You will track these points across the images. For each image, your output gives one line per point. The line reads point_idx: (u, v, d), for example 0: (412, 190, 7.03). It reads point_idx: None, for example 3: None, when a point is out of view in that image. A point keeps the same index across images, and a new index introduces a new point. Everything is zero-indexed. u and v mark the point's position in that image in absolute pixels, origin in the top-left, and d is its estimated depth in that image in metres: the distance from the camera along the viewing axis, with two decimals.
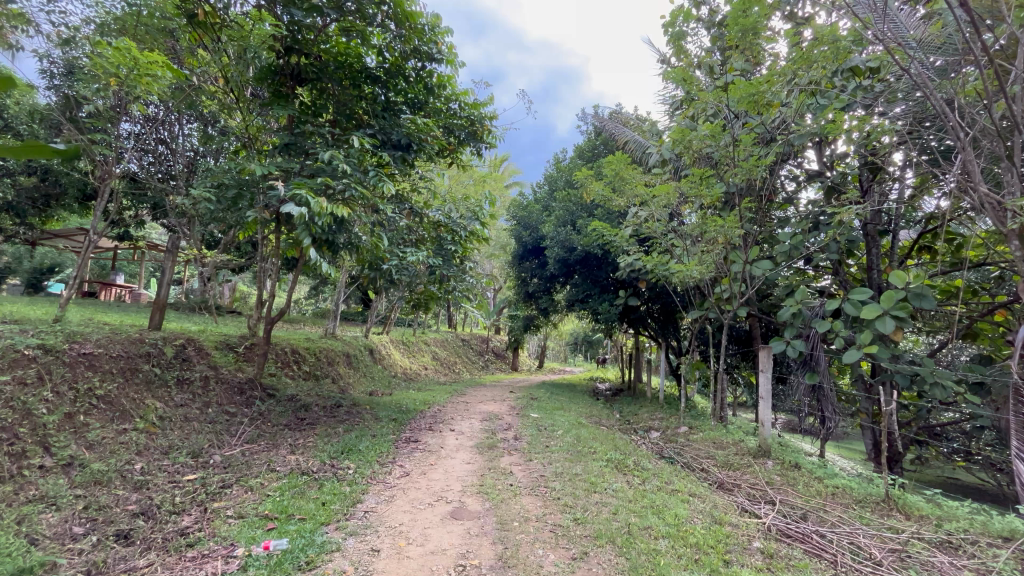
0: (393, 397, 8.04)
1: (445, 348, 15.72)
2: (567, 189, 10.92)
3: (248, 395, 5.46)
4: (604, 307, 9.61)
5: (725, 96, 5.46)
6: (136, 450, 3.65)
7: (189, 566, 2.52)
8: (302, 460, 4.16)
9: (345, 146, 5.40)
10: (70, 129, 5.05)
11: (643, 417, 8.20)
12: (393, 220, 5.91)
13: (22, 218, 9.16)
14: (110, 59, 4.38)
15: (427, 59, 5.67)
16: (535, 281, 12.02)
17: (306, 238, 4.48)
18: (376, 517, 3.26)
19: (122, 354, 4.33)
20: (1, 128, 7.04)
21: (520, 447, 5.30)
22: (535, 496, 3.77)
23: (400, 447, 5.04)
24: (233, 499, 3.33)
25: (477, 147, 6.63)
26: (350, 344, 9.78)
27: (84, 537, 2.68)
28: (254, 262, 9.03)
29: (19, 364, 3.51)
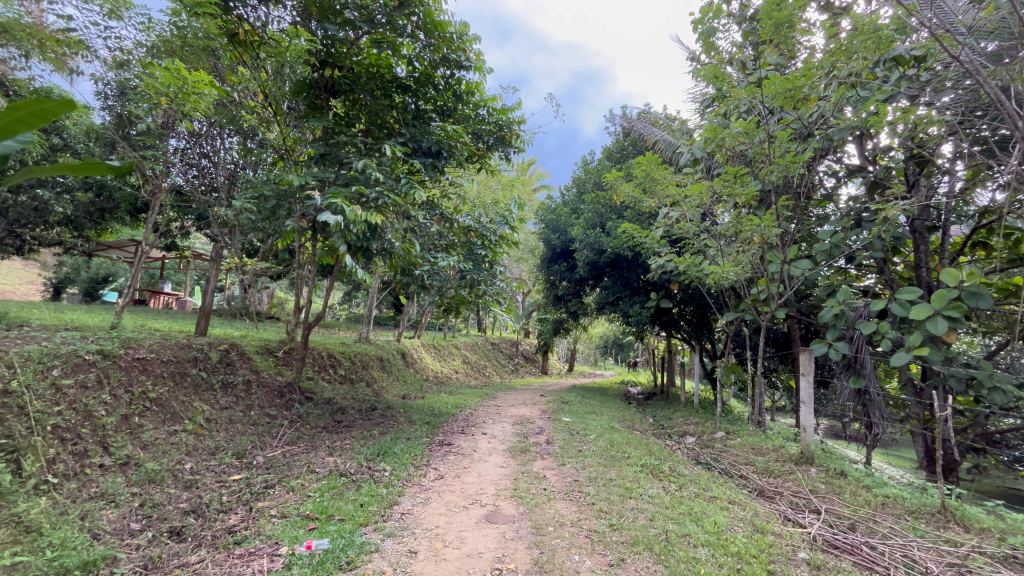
0: (426, 400, 8.16)
1: (475, 352, 15.81)
2: (595, 191, 10.86)
3: (288, 398, 5.65)
4: (635, 310, 9.48)
5: (759, 92, 5.31)
6: (185, 450, 3.82)
7: (238, 563, 2.62)
8: (340, 462, 4.26)
9: (378, 155, 5.52)
10: (123, 147, 5.35)
11: (677, 422, 8.02)
12: (424, 226, 6.00)
13: (80, 230, 9.75)
14: (160, 80, 4.63)
15: (455, 67, 5.76)
16: (564, 284, 11.97)
17: (342, 245, 4.63)
18: (413, 519, 3.31)
19: (172, 359, 4.54)
20: (61, 148, 7.52)
21: (553, 451, 5.27)
22: (570, 500, 3.74)
23: (434, 450, 5.09)
24: (276, 500, 3.44)
25: (506, 152, 6.68)
26: (383, 348, 9.98)
27: (141, 533, 2.83)
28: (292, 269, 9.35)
29: (80, 368, 3.64)
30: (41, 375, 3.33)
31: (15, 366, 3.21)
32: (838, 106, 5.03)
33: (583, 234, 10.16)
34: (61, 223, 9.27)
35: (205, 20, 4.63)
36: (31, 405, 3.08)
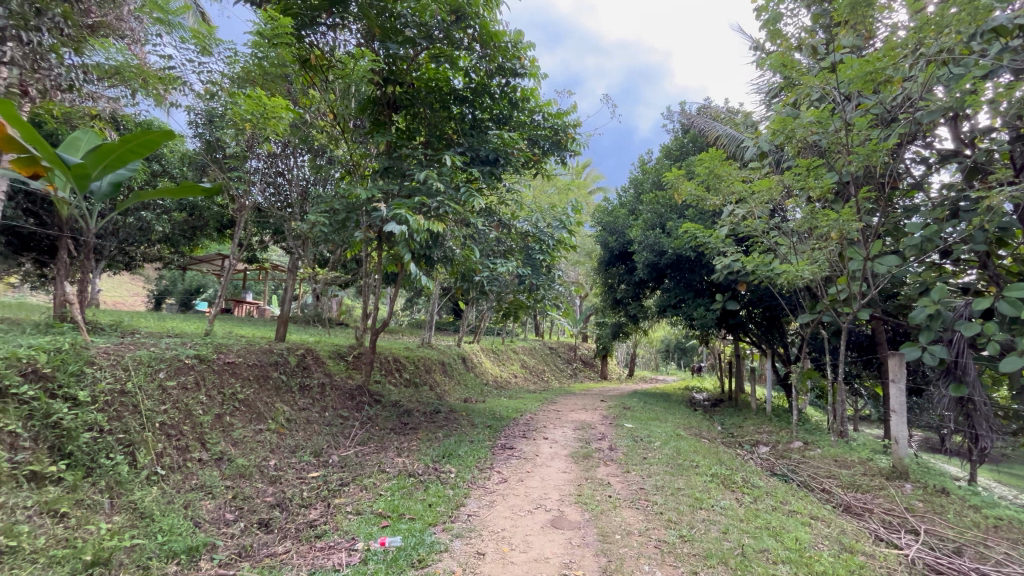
0: (487, 404, 8.28)
1: (533, 357, 15.84)
2: (654, 191, 10.59)
3: (358, 401, 5.94)
4: (699, 313, 9.11)
5: (833, 78, 4.96)
6: (269, 448, 4.14)
7: (319, 555, 2.79)
8: (408, 462, 4.43)
9: (438, 165, 5.70)
10: (214, 169, 5.89)
11: (748, 430, 7.59)
12: (483, 233, 6.10)
13: (177, 246, 10.81)
14: (244, 107, 5.06)
15: (511, 75, 5.86)
16: (623, 287, 11.74)
17: (406, 253, 4.83)
18: (479, 521, 3.36)
19: (257, 362, 4.90)
20: (161, 173, 8.40)
21: (616, 457, 5.17)
22: (636, 509, 3.65)
23: (497, 453, 5.17)
24: (351, 497, 3.62)
25: (562, 156, 6.68)
26: (444, 352, 10.25)
27: (235, 523, 3.08)
28: (359, 278, 9.87)
29: (182, 370, 3.98)
30: (151, 376, 3.66)
31: (130, 368, 3.53)
32: (927, 87, 4.59)
33: (642, 235, 9.91)
34: (161, 241, 10.32)
35: (282, 50, 5.02)
36: (143, 403, 3.41)
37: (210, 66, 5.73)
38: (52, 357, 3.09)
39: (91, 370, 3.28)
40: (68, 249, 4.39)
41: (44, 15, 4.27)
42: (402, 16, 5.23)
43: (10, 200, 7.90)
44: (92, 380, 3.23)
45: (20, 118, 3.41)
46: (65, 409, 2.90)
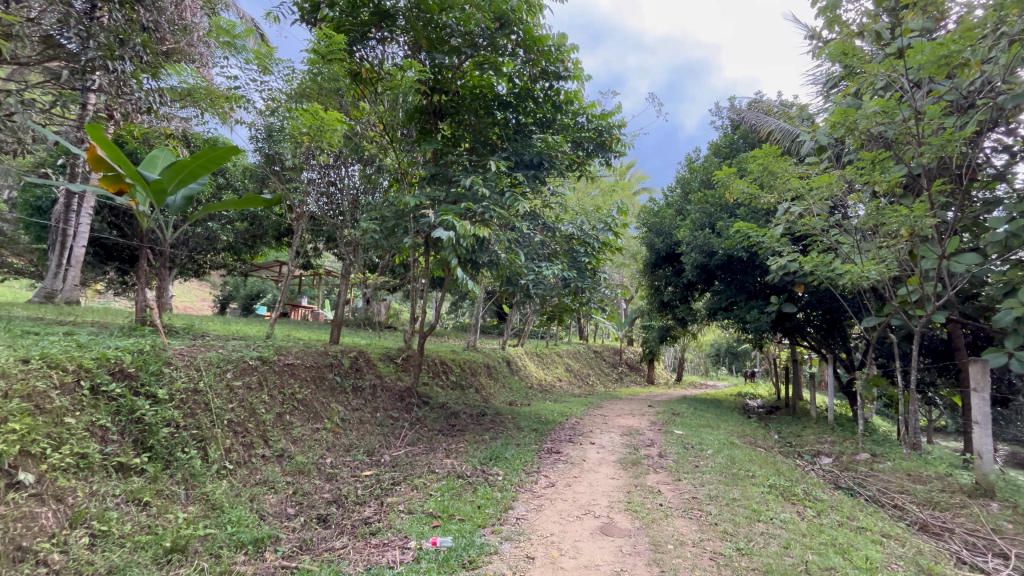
0: (533, 408, 8.27)
1: (578, 361, 15.68)
2: (702, 190, 10.27)
3: (407, 402, 6.11)
4: (753, 315, 8.73)
5: (900, 64, 4.64)
6: (325, 446, 4.33)
7: (374, 552, 2.88)
8: (457, 464, 4.50)
9: (483, 170, 5.78)
10: (274, 181, 6.24)
11: (809, 440, 7.18)
12: (528, 237, 6.04)
13: (239, 254, 11.49)
14: (300, 122, 5.32)
15: (555, 78, 5.89)
16: (670, 289, 11.44)
17: (453, 258, 4.93)
18: (528, 525, 3.36)
19: (314, 363, 5.13)
20: (225, 186, 8.96)
21: (666, 465, 5.02)
22: (689, 518, 3.54)
23: (543, 457, 5.15)
24: (402, 496, 3.72)
25: (607, 158, 6.63)
26: (489, 355, 10.36)
27: (296, 517, 3.23)
28: (406, 282, 10.16)
29: (247, 371, 4.23)
30: (220, 376, 3.90)
31: (202, 368, 3.78)
32: (1010, 69, 4.21)
33: (690, 236, 9.61)
34: (225, 249, 11.02)
35: (336, 65, 5.29)
36: (213, 401, 3.65)
37: (270, 83, 5.91)
38: (135, 357, 3.36)
39: (168, 369, 3.53)
40: (147, 258, 4.78)
41: (127, 44, 4.58)
42: (448, 27, 5.34)
43: (96, 214, 8.72)
44: (170, 379, 3.48)
45: (106, 139, 3.77)
46: (147, 406, 3.15)
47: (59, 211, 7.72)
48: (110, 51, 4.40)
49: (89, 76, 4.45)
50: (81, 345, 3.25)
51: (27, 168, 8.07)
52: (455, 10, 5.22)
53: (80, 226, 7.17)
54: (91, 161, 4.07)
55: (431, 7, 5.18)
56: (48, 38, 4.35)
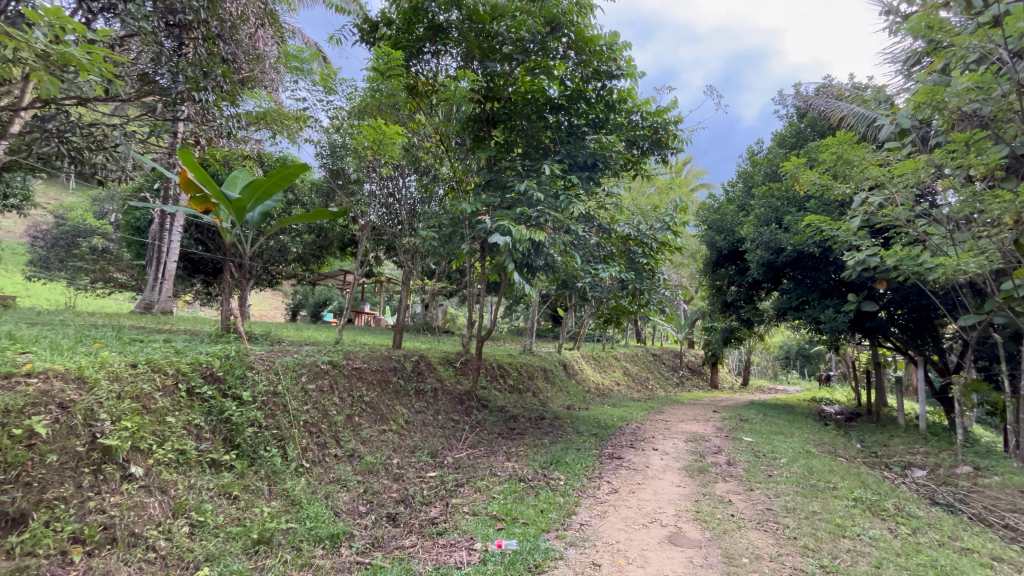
0: (591, 411, 8.17)
1: (636, 364, 15.28)
2: (767, 184, 9.74)
3: (467, 405, 6.23)
4: (828, 314, 8.13)
5: (998, 34, 4.17)
6: (392, 447, 4.50)
7: (442, 552, 2.94)
8: (518, 467, 4.52)
9: (536, 174, 5.80)
10: (339, 194, 6.58)
11: (897, 450, 6.57)
12: (583, 239, 5.92)
13: (308, 265, 12.21)
14: (364, 137, 5.59)
15: (607, 77, 5.83)
16: (733, 289, 10.92)
17: (510, 263, 4.97)
18: (593, 531, 3.31)
19: (379, 367, 5.34)
20: (294, 201, 9.56)
21: (736, 473, 4.78)
22: (764, 531, 3.35)
23: (605, 462, 5.06)
24: (466, 498, 3.78)
25: (662, 155, 6.45)
26: (546, 359, 10.34)
27: (367, 514, 3.37)
28: (463, 287, 10.36)
29: (319, 374, 4.47)
30: (296, 380, 4.15)
31: (280, 372, 4.03)
32: None
33: (754, 232, 9.12)
34: (295, 260, 11.75)
35: (394, 81, 5.53)
36: (290, 403, 3.89)
37: (336, 102, 6.27)
38: (223, 362, 3.64)
39: (251, 373, 3.79)
40: (230, 271, 5.18)
41: (210, 76, 5.00)
42: (500, 35, 5.41)
43: (185, 231, 9.59)
44: (252, 382, 3.73)
45: (194, 162, 4.17)
46: (233, 407, 3.41)
47: (156, 230, 8.56)
48: (196, 83, 4.82)
49: (179, 107, 4.91)
50: (178, 351, 3.58)
51: (128, 193, 9.03)
52: (506, 17, 5.29)
53: (172, 242, 7.89)
54: (183, 183, 4.51)
55: (484, 16, 5.26)
56: (144, 76, 4.84)
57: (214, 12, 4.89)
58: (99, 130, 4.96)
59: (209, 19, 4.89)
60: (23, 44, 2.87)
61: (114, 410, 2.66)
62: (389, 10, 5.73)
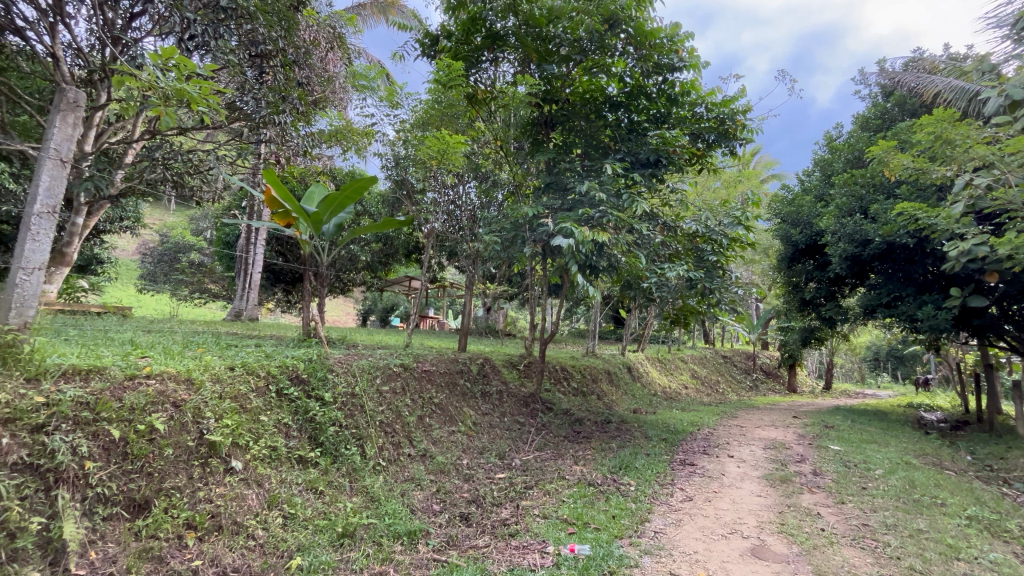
0: (659, 416, 7.91)
1: (705, 367, 14.60)
2: (849, 171, 8.99)
3: (532, 407, 6.24)
4: (927, 311, 7.36)
5: None
6: (461, 448, 4.61)
7: (515, 553, 2.97)
8: (587, 471, 4.46)
9: (597, 174, 5.75)
10: (406, 203, 6.85)
11: (1019, 463, 5.80)
12: (647, 237, 5.77)
13: (376, 272, 12.83)
14: (429, 148, 5.78)
15: (669, 70, 5.66)
16: (813, 286, 10.17)
17: (573, 265, 4.93)
18: (668, 540, 3.21)
19: (447, 370, 5.50)
20: (363, 212, 10.09)
21: (824, 484, 4.43)
22: (861, 549, 3.07)
23: (677, 468, 4.89)
24: (536, 500, 3.79)
25: (730, 147, 6.14)
26: (609, 361, 10.15)
27: (441, 513, 3.47)
28: (524, 289, 10.45)
29: (393, 376, 4.68)
30: (372, 382, 4.37)
31: (357, 374, 4.25)
32: None
33: (836, 224, 8.45)
34: (365, 268, 12.38)
35: (454, 91, 5.67)
36: (367, 403, 4.10)
37: (400, 114, 6.56)
38: (307, 365, 3.90)
39: (332, 375, 4.02)
40: (310, 280, 5.55)
41: (287, 99, 5.38)
42: (556, 37, 5.43)
43: (268, 244, 10.41)
44: (333, 384, 3.95)
45: (277, 180, 4.51)
46: (317, 407, 3.65)
47: (243, 244, 9.35)
48: (276, 107, 5.22)
49: (262, 130, 5.33)
50: (268, 355, 3.89)
51: (219, 211, 9.94)
52: (563, 19, 5.29)
53: (257, 255, 8.60)
54: (267, 201, 4.90)
55: (541, 20, 5.27)
56: (232, 104, 5.30)
57: (291, 40, 5.25)
58: (196, 155, 5.55)
59: (285, 47, 5.25)
60: (150, 83, 3.35)
61: (218, 408, 2.92)
62: (448, 23, 5.89)
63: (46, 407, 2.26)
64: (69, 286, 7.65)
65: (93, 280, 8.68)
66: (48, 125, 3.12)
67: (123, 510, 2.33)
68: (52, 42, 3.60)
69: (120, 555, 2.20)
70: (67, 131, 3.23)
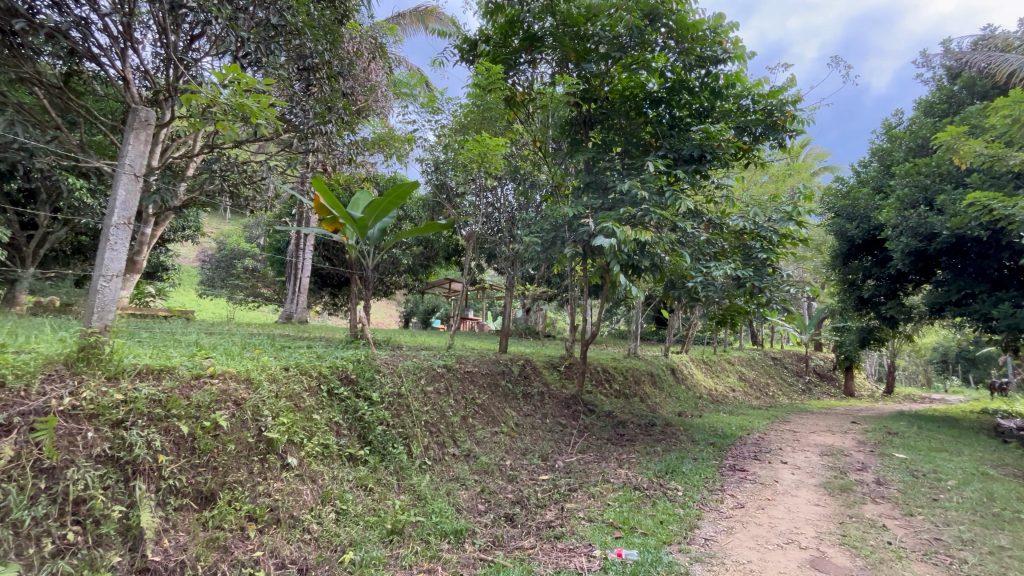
0: (705, 419, 7.66)
1: (754, 369, 14.05)
2: (911, 160, 8.41)
3: (574, 409, 6.19)
4: (1003, 309, 6.78)
5: None
6: (504, 448, 4.64)
7: (562, 555, 2.95)
8: (632, 475, 4.38)
9: (638, 172, 5.65)
10: (446, 207, 6.96)
11: None
12: (692, 235, 5.64)
13: (417, 274, 13.10)
14: (469, 151, 5.85)
15: (712, 63, 5.50)
16: (871, 283, 9.60)
17: (615, 265, 4.85)
18: (720, 548, 3.10)
19: (488, 371, 5.54)
20: (405, 216, 10.32)
21: (889, 495, 4.15)
22: (933, 565, 2.87)
23: (726, 474, 4.72)
24: (581, 503, 3.74)
25: (779, 140, 5.86)
26: (652, 363, 9.91)
27: (486, 513, 3.49)
28: (563, 290, 10.38)
29: (437, 377, 4.76)
30: (416, 382, 4.47)
31: (403, 375, 4.36)
32: None
33: (897, 217, 7.93)
34: (406, 271, 12.67)
35: (493, 94, 5.73)
36: (413, 403, 4.19)
37: (440, 119, 6.72)
38: (356, 366, 4.03)
39: (379, 376, 4.14)
40: (357, 284, 5.73)
41: (333, 109, 5.58)
42: (594, 36, 5.38)
43: (315, 249, 10.85)
44: (380, 384, 4.07)
45: (325, 189, 4.68)
46: (365, 407, 3.77)
47: (293, 249, 9.78)
48: (323, 118, 5.42)
49: (310, 141, 5.53)
50: (319, 356, 4.06)
51: (271, 219, 10.45)
52: (602, 16, 5.25)
53: (305, 259, 8.99)
54: (316, 208, 5.09)
55: (578, 18, 5.25)
56: (282, 117, 5.55)
57: (336, 53, 5.44)
58: (250, 166, 5.85)
59: (332, 60, 5.45)
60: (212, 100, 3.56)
61: (274, 407, 3.07)
62: (486, 27, 5.93)
63: (124, 404, 2.44)
64: (139, 291, 8.24)
65: (160, 286, 9.32)
66: (124, 143, 3.34)
67: (191, 501, 2.48)
68: (123, 66, 3.89)
69: (190, 543, 2.33)
70: (140, 148, 3.45)
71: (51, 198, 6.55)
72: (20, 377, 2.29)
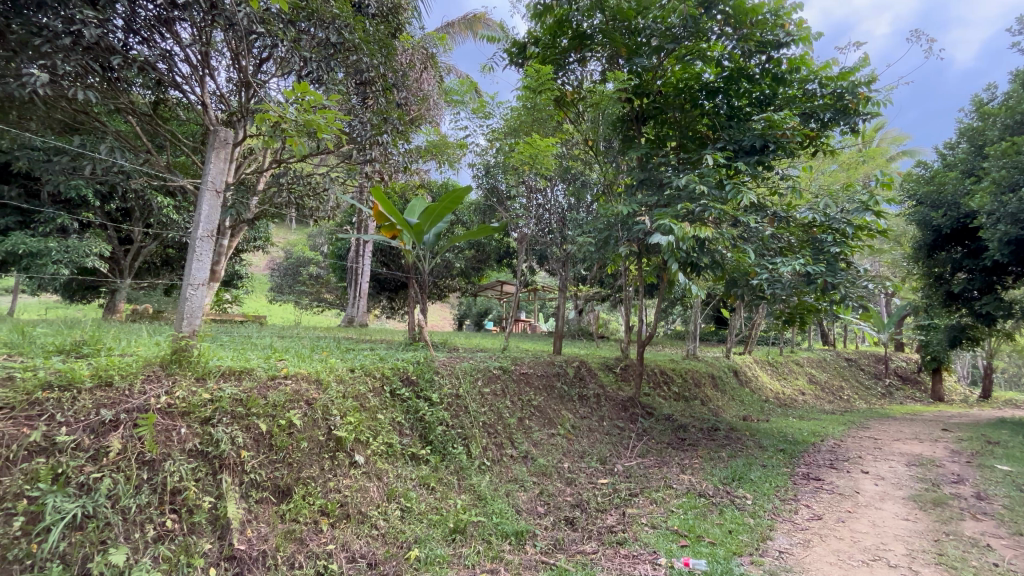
0: (773, 424, 7.24)
1: (825, 371, 13.14)
2: (1008, 138, 7.55)
3: (632, 412, 6.06)
4: None
5: None
6: (562, 451, 4.61)
7: (625, 562, 2.88)
8: (696, 481, 4.21)
9: (695, 166, 5.47)
10: (499, 210, 7.04)
11: None
12: (755, 230, 5.39)
13: (470, 277, 13.33)
14: (520, 153, 5.86)
15: (774, 48, 5.25)
16: (962, 277, 8.71)
17: (673, 264, 4.69)
18: (797, 561, 2.91)
19: (544, 373, 5.52)
20: (457, 220, 10.53)
21: (993, 511, 3.74)
22: None
23: (800, 483, 4.43)
24: (642, 509, 3.65)
25: (852, 125, 5.43)
26: (712, 365, 9.50)
27: (546, 516, 3.47)
28: (617, 290, 10.18)
29: (493, 379, 4.80)
30: (474, 383, 4.54)
31: (461, 376, 4.45)
32: None
33: (992, 202, 7.15)
34: (459, 274, 12.92)
35: (543, 95, 5.70)
36: (471, 405, 4.27)
37: (491, 123, 6.88)
38: (416, 367, 4.16)
39: (437, 377, 4.25)
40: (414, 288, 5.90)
41: (388, 120, 5.72)
42: (646, 29, 5.25)
43: (374, 255, 11.35)
44: (439, 385, 4.17)
45: (383, 197, 4.83)
46: (426, 408, 3.87)
47: (354, 255, 10.17)
48: (379, 129, 5.61)
49: (368, 151, 5.69)
50: (382, 358, 4.21)
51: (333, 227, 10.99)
52: (653, 8, 5.10)
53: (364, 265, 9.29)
54: (375, 215, 5.29)
55: (629, 12, 5.11)
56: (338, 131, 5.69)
57: (390, 66, 5.63)
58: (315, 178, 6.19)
59: (386, 72, 5.65)
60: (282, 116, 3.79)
61: (342, 406, 3.22)
62: (535, 29, 5.93)
63: (211, 403, 2.63)
64: (218, 298, 8.94)
65: (236, 293, 10.06)
66: (206, 161, 3.61)
67: (271, 495, 2.64)
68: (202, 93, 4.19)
69: (270, 534, 2.49)
70: (221, 166, 3.71)
71: (144, 215, 7.24)
72: (125, 377, 2.52)
